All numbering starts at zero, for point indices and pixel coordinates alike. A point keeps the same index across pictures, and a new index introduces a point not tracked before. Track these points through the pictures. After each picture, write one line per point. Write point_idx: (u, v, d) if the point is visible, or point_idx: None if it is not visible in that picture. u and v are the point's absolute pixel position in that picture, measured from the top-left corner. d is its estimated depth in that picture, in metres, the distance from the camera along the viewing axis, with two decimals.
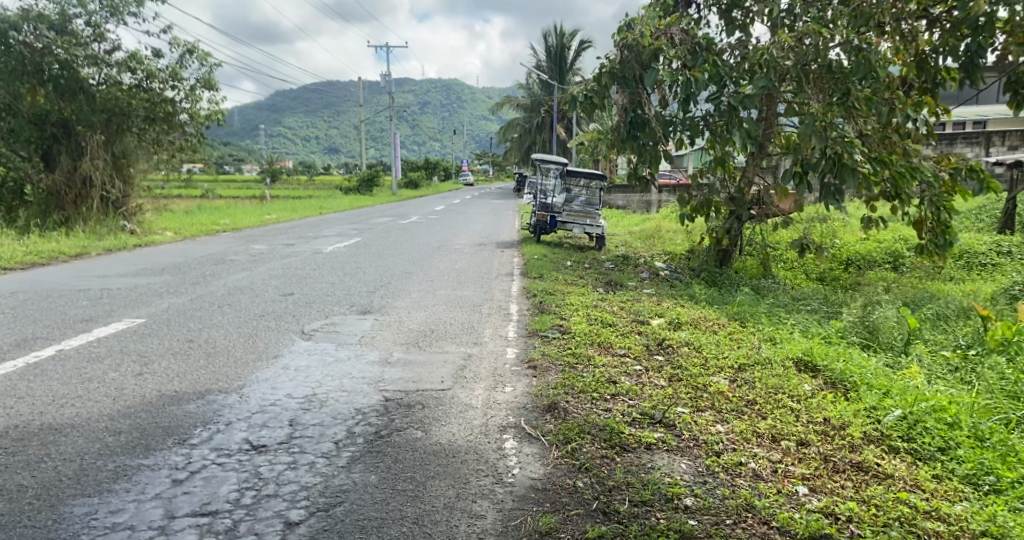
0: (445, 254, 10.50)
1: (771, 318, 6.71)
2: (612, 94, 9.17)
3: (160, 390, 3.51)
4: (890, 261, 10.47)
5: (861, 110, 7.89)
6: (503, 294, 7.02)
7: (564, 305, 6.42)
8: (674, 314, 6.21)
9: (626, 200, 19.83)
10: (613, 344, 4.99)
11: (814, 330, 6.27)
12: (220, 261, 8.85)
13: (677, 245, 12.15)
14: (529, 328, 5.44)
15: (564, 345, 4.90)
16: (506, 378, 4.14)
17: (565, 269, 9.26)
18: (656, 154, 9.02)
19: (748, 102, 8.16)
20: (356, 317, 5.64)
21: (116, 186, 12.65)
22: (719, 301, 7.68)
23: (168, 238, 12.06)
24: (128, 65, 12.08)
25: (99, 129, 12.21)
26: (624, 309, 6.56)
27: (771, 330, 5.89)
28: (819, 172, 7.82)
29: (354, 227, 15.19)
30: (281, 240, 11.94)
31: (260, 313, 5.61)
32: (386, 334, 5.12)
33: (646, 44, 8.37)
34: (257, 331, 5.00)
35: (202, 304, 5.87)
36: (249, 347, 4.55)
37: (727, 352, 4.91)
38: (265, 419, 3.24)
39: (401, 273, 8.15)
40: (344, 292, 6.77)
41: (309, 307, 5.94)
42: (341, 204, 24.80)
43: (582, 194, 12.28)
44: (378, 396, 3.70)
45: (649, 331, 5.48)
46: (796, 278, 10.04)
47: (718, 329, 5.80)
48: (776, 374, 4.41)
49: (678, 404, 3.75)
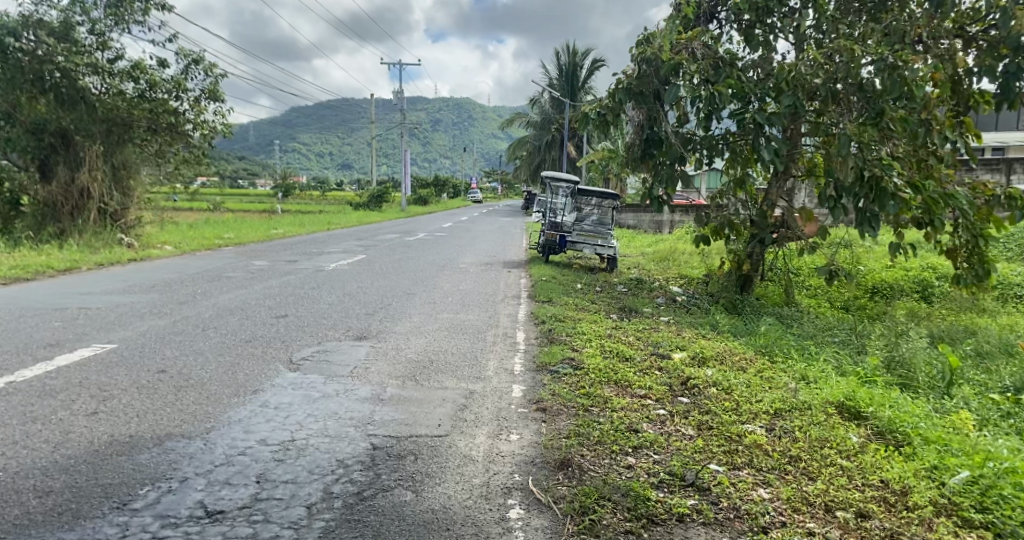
0: (451, 273, 10.05)
1: (801, 354, 6.20)
2: (627, 111, 8.80)
3: (112, 434, 3.10)
4: (919, 290, 9.96)
5: (896, 132, 7.45)
6: (510, 320, 6.54)
7: (576, 333, 5.94)
8: (697, 348, 5.72)
9: (637, 219, 19.38)
10: (631, 383, 4.51)
11: (848, 368, 5.75)
12: (215, 278, 8.42)
13: (693, 268, 11.66)
14: (537, 360, 4.95)
15: (577, 382, 4.42)
16: (512, 422, 3.65)
17: (575, 292, 8.79)
18: (675, 174, 8.44)
19: (775, 119, 7.55)
20: (350, 344, 5.17)
21: (115, 198, 12.31)
22: (743, 331, 7.18)
23: (167, 252, 11.69)
24: (131, 74, 11.75)
25: (99, 140, 11.86)
26: (640, 340, 6.06)
27: (803, 369, 5.38)
28: (854, 195, 7.44)
29: (360, 242, 14.77)
30: (283, 256, 11.52)
31: (247, 338, 5.17)
32: (381, 365, 4.63)
33: (666, 58, 7.92)
34: (239, 359, 4.55)
35: (184, 326, 5.44)
36: (226, 379, 4.08)
37: (760, 397, 4.41)
38: (228, 474, 2.79)
39: (403, 294, 7.70)
40: (340, 315, 6.31)
41: (301, 332, 5.49)
42: (349, 220, 24.48)
43: (594, 214, 11.79)
44: (365, 443, 3.22)
45: (671, 369, 4.99)
46: (821, 306, 9.54)
47: (745, 367, 5.31)
48: (819, 424, 3.90)
49: (711, 461, 3.26)
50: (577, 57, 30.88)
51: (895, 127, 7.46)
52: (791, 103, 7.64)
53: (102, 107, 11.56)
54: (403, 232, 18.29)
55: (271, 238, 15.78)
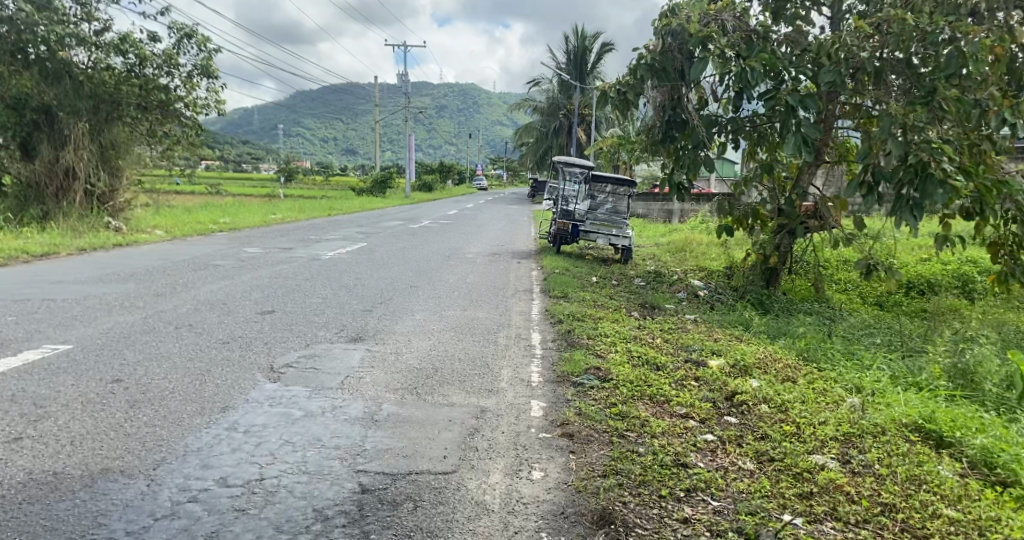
0: (457, 264, 9.37)
1: (851, 362, 5.53)
2: (647, 90, 8.08)
3: (31, 471, 2.45)
4: (959, 286, 9.29)
5: (948, 113, 6.73)
6: (523, 319, 5.87)
7: (598, 335, 5.26)
8: (737, 354, 5.05)
9: (647, 208, 18.68)
10: (669, 399, 3.85)
11: (907, 380, 5.09)
12: (201, 267, 7.75)
13: (712, 260, 10.97)
14: (557, 371, 4.27)
15: (606, 398, 3.75)
16: (533, 453, 2.99)
17: (591, 286, 8.12)
18: (697, 160, 7.83)
19: (809, 102, 6.72)
20: (342, 347, 4.53)
21: (103, 179, 11.63)
22: (779, 333, 6.50)
23: (156, 237, 11.03)
24: (120, 48, 11.00)
25: (85, 117, 11.15)
26: (668, 343, 5.39)
27: (860, 382, 4.72)
28: (896, 182, 6.48)
29: (361, 229, 14.06)
30: (279, 244, 10.84)
31: (225, 339, 4.51)
32: (377, 374, 3.98)
33: (694, 31, 7.18)
34: (212, 367, 3.89)
35: (156, 323, 4.79)
36: (191, 393, 3.43)
37: (823, 417, 3.76)
38: (169, 534, 2.15)
39: (405, 287, 7.04)
40: (334, 311, 5.64)
41: (289, 331, 4.85)
42: (352, 206, 23.78)
43: (609, 202, 11.13)
44: (352, 484, 2.57)
45: (712, 381, 4.32)
46: (853, 302, 8.88)
47: (795, 380, 4.65)
48: (903, 458, 3.27)
49: (786, 512, 2.64)
50: (586, 41, 29.94)
51: (948, 108, 6.74)
52: (831, 80, 6.95)
53: (89, 82, 10.84)
54: (407, 220, 17.60)
55: (269, 224, 15.12)
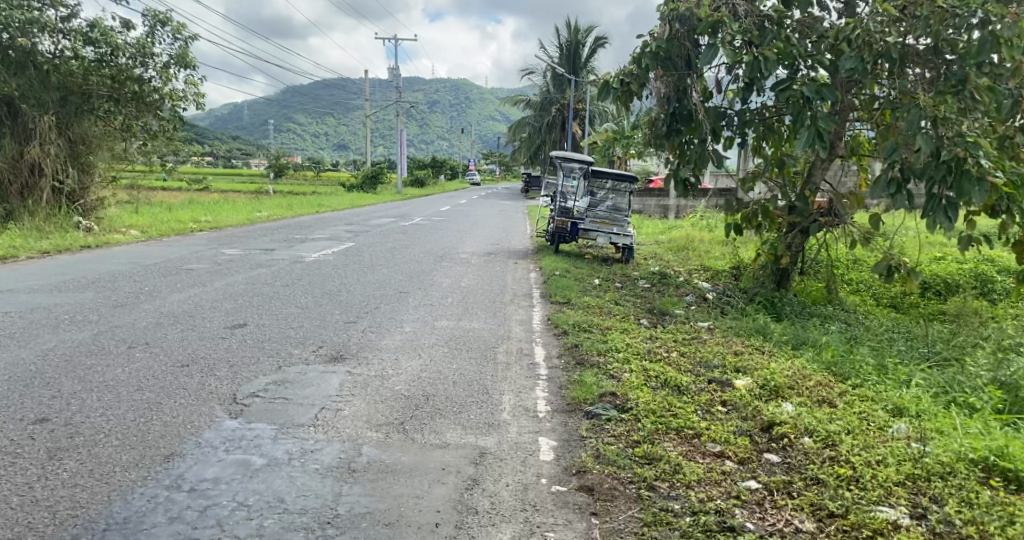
0: (450, 266, 8.81)
1: (886, 377, 4.98)
2: (650, 81, 7.42)
3: None
4: (979, 286, 8.78)
5: (981, 104, 6.09)
6: (523, 331, 5.30)
7: (607, 351, 4.68)
8: (764, 373, 4.48)
9: (645, 204, 18.18)
10: (701, 434, 3.29)
11: (954, 399, 4.53)
12: (172, 272, 7.13)
13: (718, 259, 10.44)
14: (566, 399, 3.71)
15: (628, 436, 3.20)
16: (546, 517, 2.47)
17: (593, 289, 7.57)
18: (705, 155, 7.22)
19: (827, 93, 6.18)
20: (318, 371, 3.94)
21: (72, 175, 10.95)
22: (802, 342, 5.95)
23: (131, 238, 10.38)
24: (88, 36, 10.33)
25: (52, 110, 10.50)
26: (687, 359, 4.82)
27: (905, 405, 4.15)
28: (927, 179, 5.83)
29: (348, 229, 13.44)
30: (260, 244, 10.21)
31: (184, 362, 3.92)
32: (358, 405, 3.42)
33: (705, 15, 6.57)
34: (163, 399, 3.30)
35: (107, 342, 4.20)
36: (131, 436, 2.86)
37: (880, 452, 3.19)
38: None
39: (394, 294, 6.46)
40: (313, 324, 5.07)
41: (259, 350, 4.27)
42: (340, 203, 23.10)
43: (609, 199, 10.57)
44: None
45: (743, 408, 3.77)
46: (868, 304, 8.39)
47: (834, 405, 4.07)
48: (988, 508, 2.70)
49: None
50: (579, 33, 29.42)
51: (980, 99, 6.09)
52: (852, 68, 6.13)
53: (56, 73, 10.26)
54: (398, 217, 16.96)
55: (255, 223, 14.49)
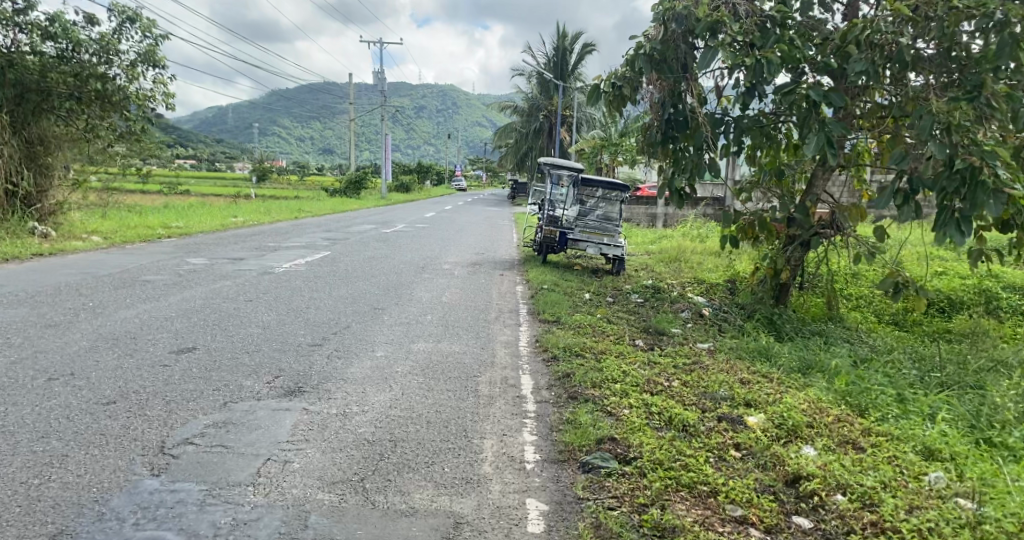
0: (430, 278, 8.26)
1: (907, 409, 4.49)
2: (644, 84, 6.86)
3: None
4: (984, 302, 8.37)
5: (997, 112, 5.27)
6: (508, 355, 4.78)
7: (601, 382, 4.14)
8: (779, 408, 3.96)
9: (632, 212, 17.73)
10: (719, 493, 2.78)
11: (986, 438, 4.06)
12: (126, 284, 6.53)
13: (712, 271, 9.98)
14: (557, 446, 3.16)
15: (632, 500, 2.67)
16: None
17: (582, 305, 7.06)
18: (701, 163, 6.70)
19: (835, 98, 5.66)
20: (269, 409, 3.38)
21: (27, 177, 10.34)
22: (810, 366, 5.47)
23: (91, 245, 9.73)
24: (47, 30, 9.72)
25: (6, 107, 9.86)
26: (690, 389, 4.30)
27: (939, 447, 3.66)
28: (937, 190, 5.20)
29: (326, 236, 12.84)
30: (229, 252, 9.61)
31: (110, 398, 3.33)
32: (312, 456, 2.86)
33: (703, 14, 6.03)
34: (71, 451, 2.73)
35: (23, 373, 3.62)
36: (14, 507, 2.31)
37: (932, 516, 2.69)
38: None
39: (367, 311, 5.92)
40: (273, 347, 4.51)
41: (205, 381, 3.71)
42: (321, 207, 22.48)
43: (599, 208, 9.83)
44: None
45: (761, 454, 3.25)
46: (869, 321, 7.94)
47: (862, 449, 3.56)
48: None
49: None
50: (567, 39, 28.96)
51: (996, 107, 5.31)
52: (864, 71, 5.63)
53: (11, 68, 9.63)
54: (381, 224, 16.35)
55: (228, 229, 13.89)
